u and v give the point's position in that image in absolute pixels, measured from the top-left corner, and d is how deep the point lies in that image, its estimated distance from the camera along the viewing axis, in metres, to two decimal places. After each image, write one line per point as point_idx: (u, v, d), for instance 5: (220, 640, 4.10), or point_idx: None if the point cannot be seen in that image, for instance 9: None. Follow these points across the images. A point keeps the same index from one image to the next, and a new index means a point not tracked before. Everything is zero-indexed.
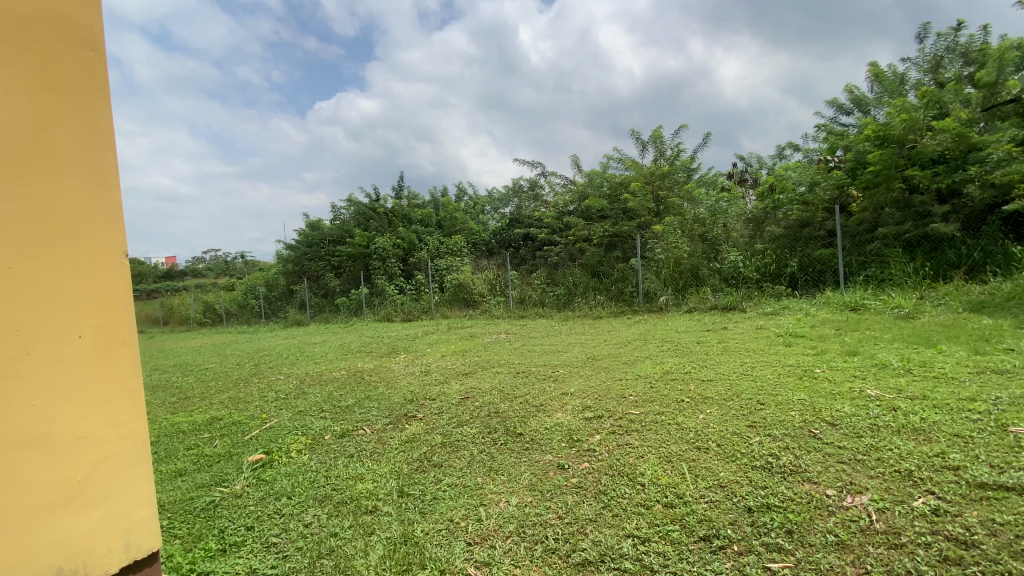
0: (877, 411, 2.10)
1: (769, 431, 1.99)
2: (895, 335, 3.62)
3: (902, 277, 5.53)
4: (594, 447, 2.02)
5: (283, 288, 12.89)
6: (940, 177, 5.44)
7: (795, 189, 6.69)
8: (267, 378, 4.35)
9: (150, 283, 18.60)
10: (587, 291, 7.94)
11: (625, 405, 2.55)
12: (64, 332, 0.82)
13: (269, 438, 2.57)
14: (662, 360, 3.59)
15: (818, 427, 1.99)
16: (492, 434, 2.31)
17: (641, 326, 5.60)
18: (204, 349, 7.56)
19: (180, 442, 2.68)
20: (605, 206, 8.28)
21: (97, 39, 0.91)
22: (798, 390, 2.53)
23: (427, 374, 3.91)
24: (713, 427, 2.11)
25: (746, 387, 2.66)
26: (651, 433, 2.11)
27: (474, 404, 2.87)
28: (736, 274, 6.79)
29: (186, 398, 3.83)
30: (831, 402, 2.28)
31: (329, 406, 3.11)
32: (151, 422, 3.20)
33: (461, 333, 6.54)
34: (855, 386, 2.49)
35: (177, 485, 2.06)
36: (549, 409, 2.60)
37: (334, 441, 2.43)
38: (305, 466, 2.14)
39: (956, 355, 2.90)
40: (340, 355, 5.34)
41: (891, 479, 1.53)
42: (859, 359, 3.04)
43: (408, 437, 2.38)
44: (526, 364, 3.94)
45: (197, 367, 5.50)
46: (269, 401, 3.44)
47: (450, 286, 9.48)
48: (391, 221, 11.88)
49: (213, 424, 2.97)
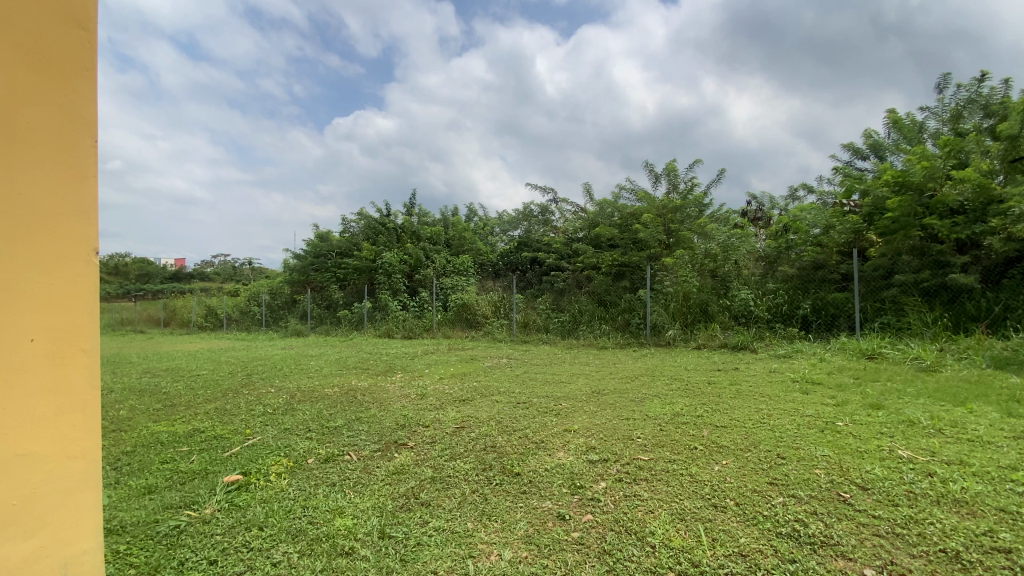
0: (912, 476, 2.02)
1: (792, 491, 1.92)
2: (920, 389, 3.51)
3: (920, 326, 5.48)
4: (598, 497, 1.95)
5: (287, 297, 12.93)
6: (960, 228, 5.41)
7: (809, 231, 6.68)
8: (258, 390, 4.29)
9: (155, 286, 18.83)
10: (592, 320, 7.89)
11: (632, 449, 2.48)
12: (13, 337, 0.79)
13: (249, 457, 2.52)
14: (672, 400, 3.51)
15: (847, 491, 1.92)
16: (487, 471, 2.24)
17: (647, 360, 5.54)
18: (199, 354, 7.52)
19: (156, 454, 2.63)
20: (614, 235, 8.31)
21: (91, 21, 0.93)
22: (820, 444, 2.46)
23: (422, 397, 3.83)
24: (730, 482, 2.04)
25: (763, 438, 2.58)
26: (663, 485, 2.03)
27: (470, 435, 2.80)
28: (746, 312, 6.72)
29: (171, 405, 3.78)
30: (859, 462, 2.20)
31: (317, 426, 3.05)
32: (131, 430, 3.15)
33: (461, 355, 6.49)
34: (884, 445, 2.41)
35: (144, 504, 2.00)
36: (550, 448, 2.53)
37: (317, 467, 2.38)
38: (283, 492, 2.08)
39: (989, 417, 2.80)
40: (336, 370, 5.29)
41: (937, 561, 1.45)
42: (883, 415, 2.94)
43: (397, 468, 2.32)
44: (527, 394, 3.85)
45: (189, 373, 5.46)
46: (256, 415, 3.38)
47: (453, 305, 9.45)
48: (400, 237, 11.94)
49: (193, 437, 2.92)
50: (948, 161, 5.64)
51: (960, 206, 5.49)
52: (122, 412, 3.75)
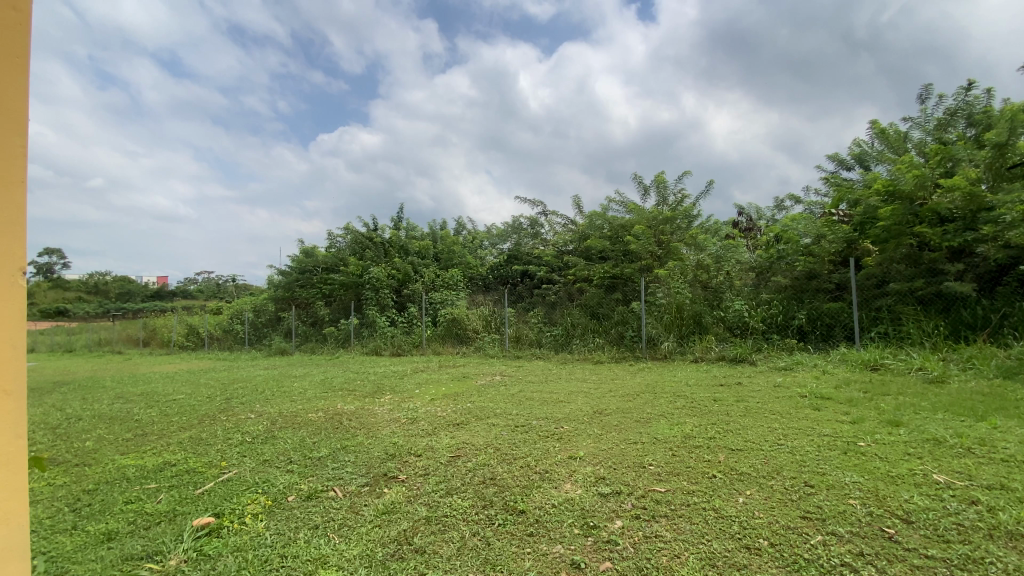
0: (955, 506, 2.00)
1: (831, 528, 1.88)
2: (935, 404, 3.51)
3: (919, 336, 5.49)
4: (614, 539, 1.89)
5: (271, 314, 12.72)
6: (951, 236, 5.50)
7: (800, 240, 6.77)
8: (237, 416, 4.15)
9: (130, 308, 18.43)
10: (585, 334, 7.87)
11: (645, 479, 2.43)
12: None
13: (222, 495, 2.42)
14: (680, 420, 3.47)
15: (891, 525, 1.88)
16: (488, 510, 2.18)
17: (646, 376, 5.48)
18: (177, 376, 7.33)
19: (121, 492, 2.52)
20: (606, 247, 8.39)
21: (24, 7, 0.85)
22: (846, 468, 2.45)
23: (414, 423, 3.73)
24: (758, 518, 1.99)
25: (783, 462, 2.56)
26: (686, 523, 1.98)
27: (467, 465, 2.73)
28: (741, 324, 6.76)
29: (142, 435, 3.64)
30: (896, 489, 2.18)
31: (299, 457, 2.95)
32: (97, 464, 3.03)
33: (453, 372, 6.40)
34: (916, 468, 2.40)
35: (101, 555, 1.89)
36: (555, 480, 2.47)
37: (298, 505, 2.29)
38: (260, 539, 1.99)
39: (1016, 433, 2.80)
40: (322, 393, 5.14)
41: None
42: (906, 434, 2.92)
43: (386, 507, 2.24)
44: (526, 416, 3.78)
45: (165, 397, 5.29)
46: (234, 445, 3.27)
47: (443, 320, 9.38)
48: (388, 251, 11.81)
49: (163, 471, 2.81)
50: (937, 169, 5.76)
51: (949, 213, 5.59)
52: (89, 441, 3.61)
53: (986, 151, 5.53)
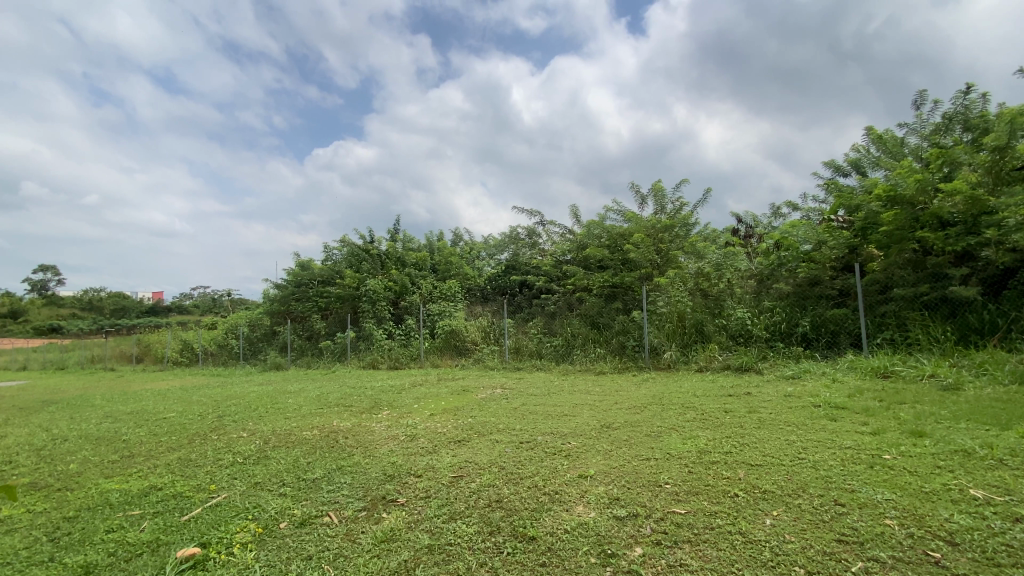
0: (1001, 525, 1.96)
1: (872, 553, 1.84)
2: (955, 413, 3.48)
3: (927, 342, 5.47)
4: (636, 569, 1.85)
5: (267, 328, 12.65)
6: (953, 240, 5.54)
7: (800, 247, 6.73)
8: (229, 436, 4.08)
9: (123, 325, 18.30)
10: (587, 343, 7.81)
11: (662, 500, 2.39)
12: None
13: (210, 522, 2.37)
14: (694, 433, 3.44)
15: (936, 548, 1.84)
16: (497, 536, 2.13)
17: (651, 387, 5.43)
18: (169, 393, 7.23)
19: (102, 520, 2.46)
20: (605, 256, 8.41)
21: None
22: (875, 483, 2.42)
23: (413, 440, 3.67)
24: (790, 543, 1.95)
25: (808, 478, 2.52)
26: (712, 550, 1.93)
27: (469, 486, 2.68)
28: (744, 332, 6.71)
29: (128, 457, 3.57)
30: (933, 507, 2.15)
31: (293, 479, 2.89)
32: (80, 488, 2.96)
33: (452, 386, 6.33)
34: (952, 483, 2.37)
35: None
36: (567, 502, 2.42)
37: (291, 533, 2.24)
38: (249, 571, 1.94)
39: None
40: (318, 409, 5.08)
41: None
42: (932, 445, 2.89)
43: (385, 534, 2.19)
44: (530, 431, 3.73)
45: (156, 416, 5.21)
46: (224, 467, 3.21)
47: (442, 333, 9.32)
48: (385, 263, 11.73)
49: (147, 496, 2.75)
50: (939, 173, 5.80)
51: (951, 218, 5.61)
52: (74, 463, 3.54)
53: (987, 156, 5.57)
